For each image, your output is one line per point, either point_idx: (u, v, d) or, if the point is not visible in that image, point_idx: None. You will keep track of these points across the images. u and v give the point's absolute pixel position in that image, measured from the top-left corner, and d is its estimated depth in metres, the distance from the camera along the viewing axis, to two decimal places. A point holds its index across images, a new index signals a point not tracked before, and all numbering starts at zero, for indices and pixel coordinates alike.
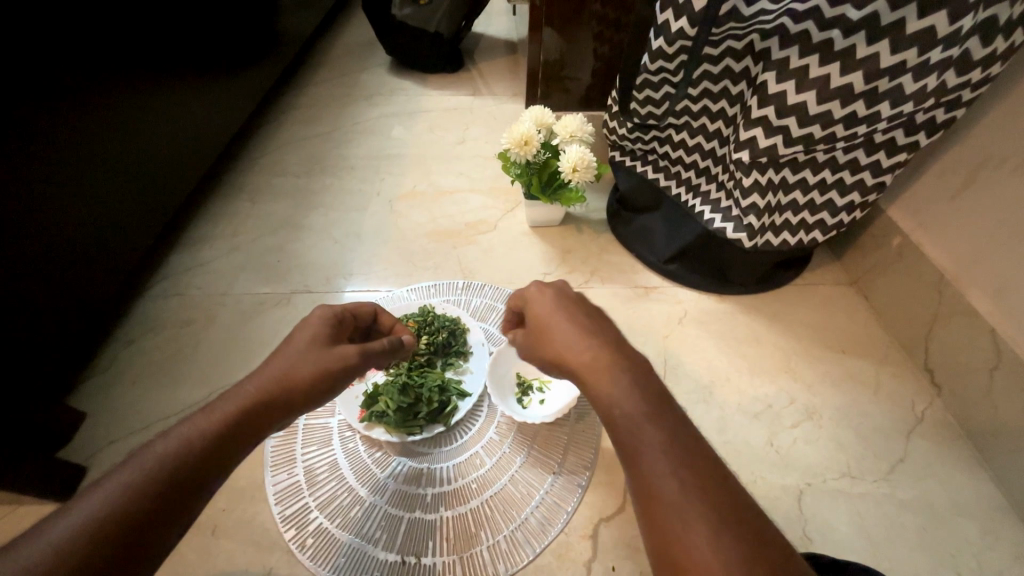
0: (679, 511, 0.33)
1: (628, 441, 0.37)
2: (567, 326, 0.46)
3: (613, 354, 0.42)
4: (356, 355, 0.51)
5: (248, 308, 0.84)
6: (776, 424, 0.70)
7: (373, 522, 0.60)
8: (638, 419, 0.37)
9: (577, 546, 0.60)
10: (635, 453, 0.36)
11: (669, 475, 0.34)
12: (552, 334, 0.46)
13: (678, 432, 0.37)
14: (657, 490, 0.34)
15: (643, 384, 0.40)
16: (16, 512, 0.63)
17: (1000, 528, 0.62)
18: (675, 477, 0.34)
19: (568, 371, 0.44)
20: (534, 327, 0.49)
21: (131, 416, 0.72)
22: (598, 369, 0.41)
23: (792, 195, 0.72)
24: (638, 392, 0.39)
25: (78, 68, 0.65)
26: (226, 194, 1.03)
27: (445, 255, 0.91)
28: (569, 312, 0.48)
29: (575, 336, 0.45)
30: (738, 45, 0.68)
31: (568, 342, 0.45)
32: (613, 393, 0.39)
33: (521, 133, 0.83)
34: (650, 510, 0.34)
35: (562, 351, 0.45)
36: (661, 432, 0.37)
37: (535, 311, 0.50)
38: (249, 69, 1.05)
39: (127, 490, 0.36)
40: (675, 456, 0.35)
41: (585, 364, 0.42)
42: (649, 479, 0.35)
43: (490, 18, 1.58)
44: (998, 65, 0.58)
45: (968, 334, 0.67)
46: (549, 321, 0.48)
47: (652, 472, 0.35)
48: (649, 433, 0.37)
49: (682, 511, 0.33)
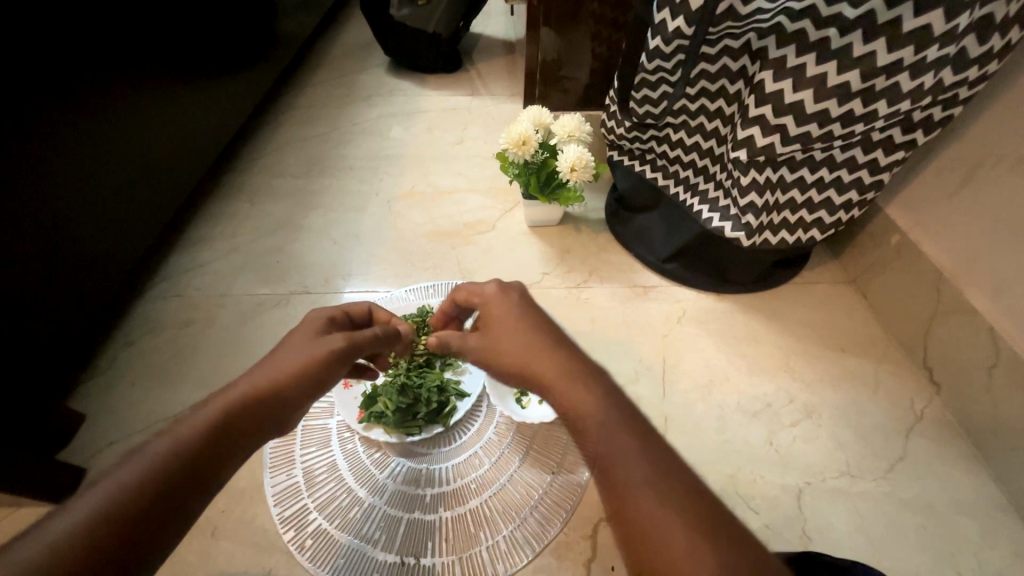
0: (658, 523, 0.33)
1: (602, 453, 0.36)
2: (529, 332, 0.45)
3: (581, 362, 0.42)
4: (343, 343, 0.50)
5: (246, 309, 0.84)
6: (776, 423, 0.70)
7: (372, 523, 0.60)
8: (611, 429, 0.37)
9: (576, 546, 0.60)
10: (611, 466, 0.36)
11: (644, 486, 0.34)
12: (513, 340, 0.45)
13: (650, 441, 0.37)
14: (635, 503, 0.34)
15: (612, 393, 0.40)
16: (16, 515, 0.63)
17: (1000, 527, 0.61)
18: (652, 488, 0.34)
19: (530, 379, 0.43)
20: (491, 330, 0.47)
21: (130, 417, 0.72)
22: (569, 378, 0.41)
23: (789, 194, 0.72)
24: (610, 402, 0.39)
25: (77, 70, 0.65)
26: (225, 195, 1.03)
27: (443, 255, 0.91)
28: (530, 318, 0.47)
29: (536, 342, 0.44)
30: (735, 45, 0.68)
31: (529, 350, 0.44)
32: (585, 402, 0.39)
33: (519, 133, 0.84)
34: (629, 525, 0.34)
35: (525, 358, 0.44)
36: (635, 441, 0.37)
37: (494, 314, 0.48)
38: (247, 71, 1.05)
39: (123, 489, 0.36)
40: (649, 465, 0.35)
41: (554, 373, 0.42)
42: (625, 491, 0.35)
43: (488, 18, 1.58)
44: (994, 64, 0.58)
45: (967, 332, 0.67)
46: (509, 326, 0.46)
47: (629, 485, 0.35)
48: (623, 442, 0.36)
49: (660, 522, 0.33)
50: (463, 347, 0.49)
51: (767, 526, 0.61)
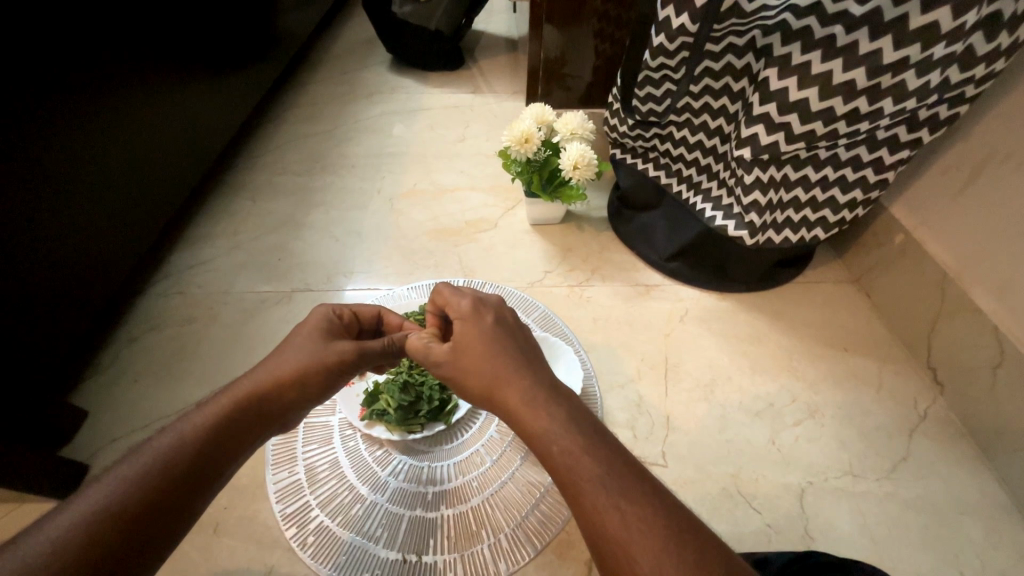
0: (629, 546, 0.33)
1: (568, 479, 0.36)
2: (493, 353, 0.44)
3: (547, 387, 0.41)
4: (349, 351, 0.49)
5: (247, 307, 0.84)
6: (778, 423, 0.70)
7: (374, 520, 0.60)
8: (573, 452, 0.37)
9: (578, 544, 0.60)
10: (577, 491, 0.36)
11: (612, 509, 0.34)
12: (477, 361, 0.44)
13: (615, 461, 0.37)
14: (606, 527, 0.34)
15: (578, 416, 0.39)
16: (18, 511, 0.63)
17: (1004, 528, 0.61)
18: (620, 510, 0.34)
19: (496, 403, 0.42)
20: (456, 349, 0.46)
21: (132, 413, 0.72)
22: (534, 405, 0.40)
23: (793, 193, 0.72)
24: (572, 428, 0.38)
25: (80, 68, 0.65)
26: (227, 192, 1.03)
27: (445, 253, 0.91)
28: (499, 337, 0.46)
29: (501, 363, 0.43)
30: (740, 42, 0.67)
31: (494, 368, 0.43)
32: (547, 429, 0.38)
33: (522, 130, 0.83)
34: (604, 549, 0.34)
35: (490, 380, 0.43)
36: (600, 463, 0.36)
37: (461, 330, 0.47)
38: (249, 67, 1.05)
39: (124, 484, 0.36)
40: (614, 485, 0.35)
41: (518, 401, 0.41)
42: (593, 516, 0.35)
43: (491, 16, 1.57)
44: (1002, 60, 0.58)
45: (973, 332, 0.67)
46: (474, 346, 0.45)
47: (597, 510, 0.35)
48: (585, 468, 0.36)
49: (632, 547, 0.33)
50: (426, 358, 0.49)
51: (769, 526, 0.61)
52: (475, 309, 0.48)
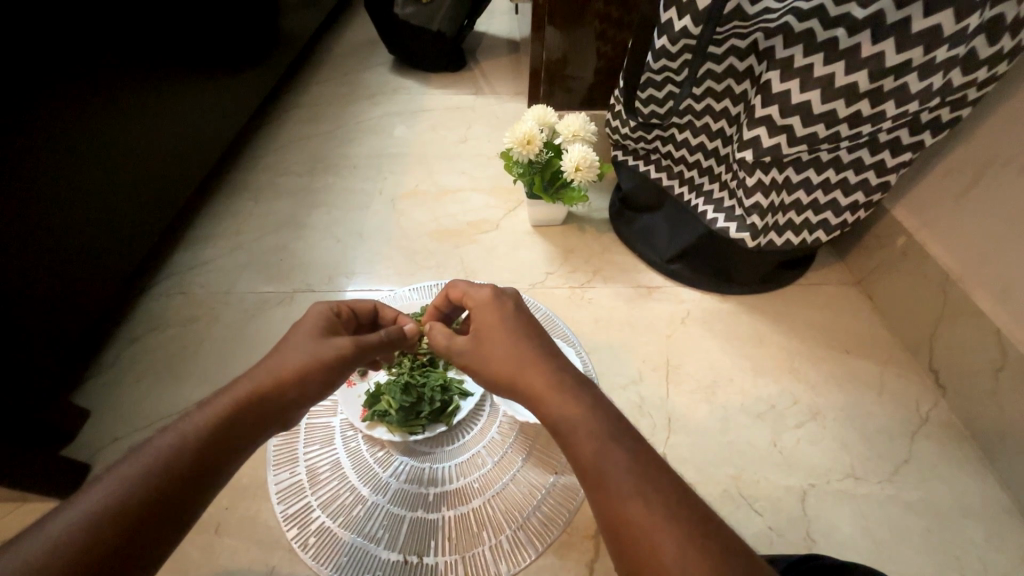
0: (649, 531, 0.34)
1: (590, 466, 0.37)
2: (516, 343, 0.45)
3: (572, 376, 0.43)
4: (347, 346, 0.49)
5: (249, 307, 0.84)
6: (780, 425, 0.70)
7: (375, 521, 0.60)
8: (599, 438, 0.38)
9: (580, 545, 0.60)
10: (600, 477, 0.36)
11: (635, 495, 0.35)
12: (500, 349, 0.45)
13: (639, 452, 0.38)
14: (625, 511, 0.35)
15: (602, 406, 0.40)
16: (18, 511, 0.63)
17: (1006, 532, 0.61)
18: (643, 496, 0.35)
19: (518, 392, 0.43)
20: (479, 338, 0.47)
21: (133, 413, 0.72)
22: (559, 392, 0.41)
23: (795, 195, 0.71)
24: (598, 416, 0.39)
25: (83, 69, 0.65)
26: (230, 192, 1.03)
27: (447, 254, 0.91)
28: (523, 327, 0.47)
29: (524, 352, 0.44)
30: (741, 45, 0.68)
31: (518, 358, 0.44)
32: (572, 415, 0.39)
33: (524, 132, 0.84)
34: (621, 534, 0.35)
35: (514, 369, 0.44)
36: (624, 452, 0.37)
37: (483, 320, 0.48)
38: (251, 68, 1.05)
39: (125, 483, 0.36)
40: (638, 474, 0.36)
41: (541, 388, 0.42)
42: (615, 499, 0.36)
43: (493, 17, 1.58)
44: (1004, 64, 0.58)
45: (974, 334, 0.67)
46: (498, 335, 0.46)
47: (619, 497, 0.35)
48: (611, 454, 0.37)
49: (650, 535, 0.34)
50: (447, 349, 0.50)
51: (770, 528, 0.61)
52: (498, 300, 0.49)
